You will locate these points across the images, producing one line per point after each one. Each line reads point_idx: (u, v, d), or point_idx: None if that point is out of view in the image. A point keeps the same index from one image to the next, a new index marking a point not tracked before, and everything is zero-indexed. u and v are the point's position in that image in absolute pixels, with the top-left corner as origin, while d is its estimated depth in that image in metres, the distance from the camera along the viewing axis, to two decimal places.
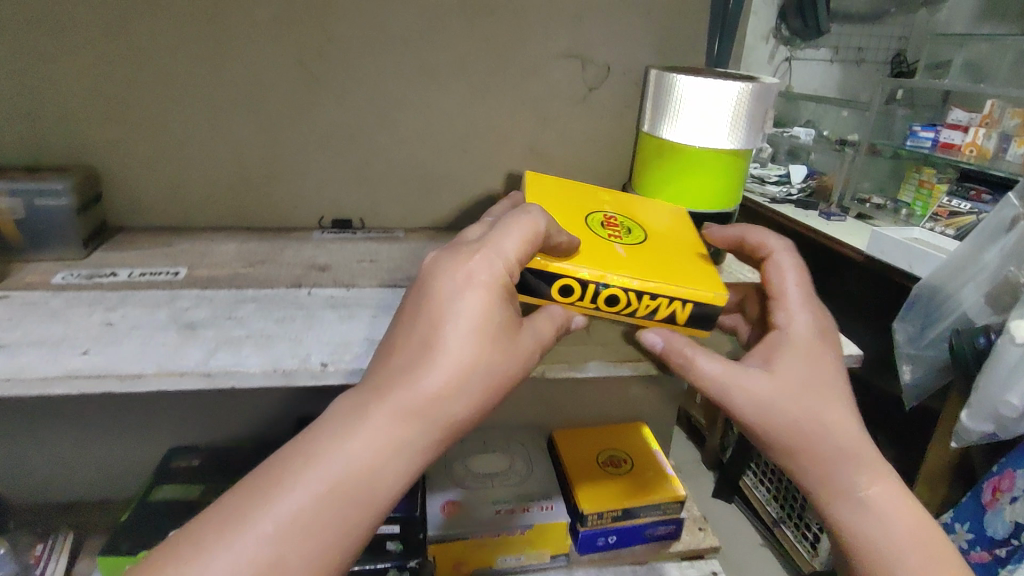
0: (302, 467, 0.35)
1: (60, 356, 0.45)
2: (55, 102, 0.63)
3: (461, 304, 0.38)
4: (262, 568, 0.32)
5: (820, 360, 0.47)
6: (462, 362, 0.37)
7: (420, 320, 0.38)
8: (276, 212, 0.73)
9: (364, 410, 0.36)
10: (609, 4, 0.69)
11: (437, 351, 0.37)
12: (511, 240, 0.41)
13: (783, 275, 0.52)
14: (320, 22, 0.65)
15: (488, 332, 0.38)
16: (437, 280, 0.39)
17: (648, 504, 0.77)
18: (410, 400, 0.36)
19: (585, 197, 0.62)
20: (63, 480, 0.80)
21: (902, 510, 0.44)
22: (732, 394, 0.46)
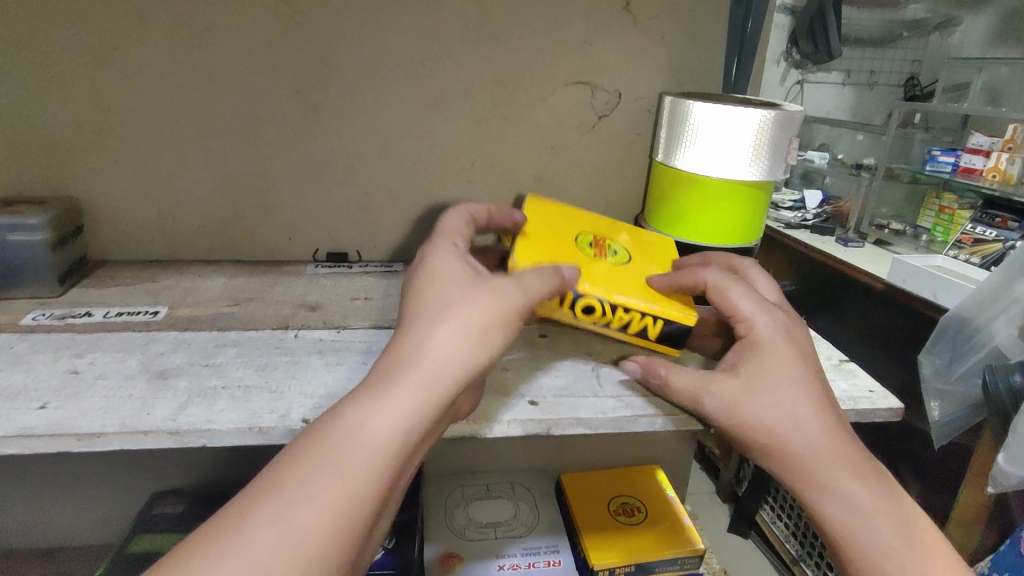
0: (319, 442, 0.30)
1: (14, 412, 0.41)
2: (37, 133, 0.60)
3: (450, 277, 0.37)
4: (286, 544, 0.27)
5: (783, 355, 0.41)
6: (464, 310, 0.35)
7: (422, 293, 0.36)
8: (269, 245, 0.69)
9: (380, 383, 0.32)
10: (622, 29, 0.65)
11: (438, 312, 0.34)
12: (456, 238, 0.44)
13: (727, 294, 0.45)
14: (315, 47, 0.61)
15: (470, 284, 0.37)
16: (429, 265, 0.39)
17: (664, 560, 0.70)
18: (421, 360, 0.32)
19: (584, 217, 0.60)
20: (42, 525, 0.75)
21: (886, 506, 0.37)
22: (704, 399, 0.42)
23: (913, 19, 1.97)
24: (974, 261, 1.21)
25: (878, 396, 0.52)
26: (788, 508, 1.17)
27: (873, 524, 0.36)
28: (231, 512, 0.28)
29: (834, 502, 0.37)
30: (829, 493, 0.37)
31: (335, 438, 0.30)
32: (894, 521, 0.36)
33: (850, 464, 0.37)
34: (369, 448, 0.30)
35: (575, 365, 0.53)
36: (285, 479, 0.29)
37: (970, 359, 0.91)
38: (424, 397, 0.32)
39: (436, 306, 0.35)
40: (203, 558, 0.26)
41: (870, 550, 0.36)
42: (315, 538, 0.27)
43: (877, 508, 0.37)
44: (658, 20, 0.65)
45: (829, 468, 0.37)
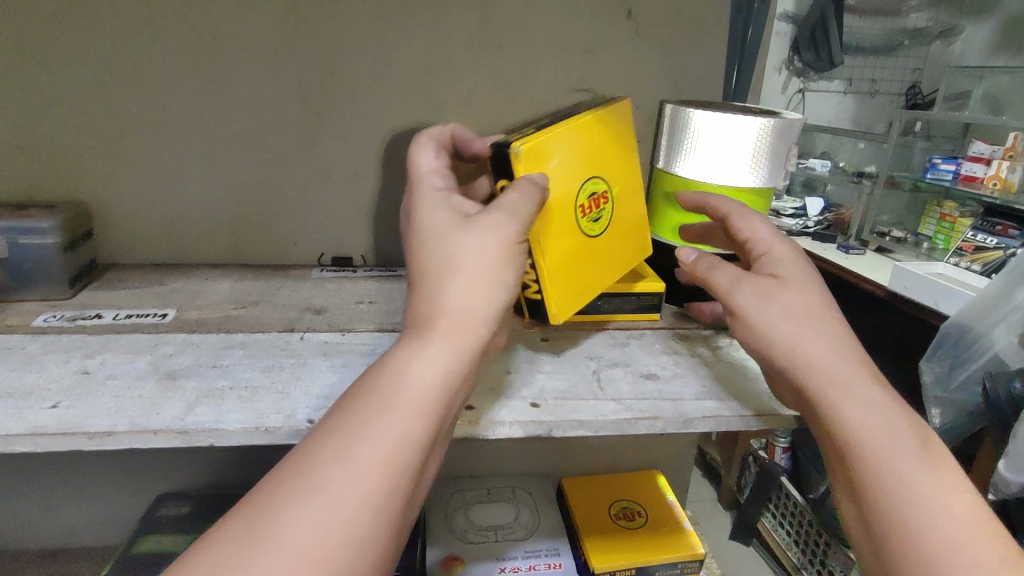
0: (355, 398, 0.32)
1: (27, 411, 0.41)
2: (49, 138, 0.61)
3: (442, 223, 0.38)
4: (366, 495, 0.29)
5: (807, 280, 0.45)
6: (477, 259, 0.36)
7: (419, 247, 0.38)
8: (276, 250, 0.70)
9: (410, 339, 0.34)
10: (623, 37, 0.66)
11: (440, 263, 0.36)
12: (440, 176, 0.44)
13: (750, 222, 0.49)
14: (323, 55, 0.63)
15: (465, 227, 0.38)
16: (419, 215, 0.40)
17: (664, 563, 0.71)
18: (446, 314, 0.35)
19: (621, 164, 0.54)
20: (49, 525, 0.76)
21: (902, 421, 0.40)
22: (735, 298, 0.45)
23: (914, 28, 2.00)
24: (974, 268, 1.21)
25: None
26: (789, 514, 1.17)
27: (888, 435, 0.39)
28: (304, 463, 0.30)
29: (862, 400, 0.40)
30: (856, 395, 0.41)
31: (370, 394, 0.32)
32: (905, 439, 0.39)
33: (863, 375, 0.41)
34: (404, 400, 0.32)
35: (576, 367, 0.54)
36: (330, 435, 0.31)
37: (970, 366, 0.92)
38: (443, 344, 0.34)
39: (437, 257, 0.37)
40: (291, 514, 0.28)
41: (886, 463, 0.39)
42: (390, 486, 0.30)
43: (890, 423, 0.40)
44: (659, 29, 0.67)
45: (847, 378, 0.41)
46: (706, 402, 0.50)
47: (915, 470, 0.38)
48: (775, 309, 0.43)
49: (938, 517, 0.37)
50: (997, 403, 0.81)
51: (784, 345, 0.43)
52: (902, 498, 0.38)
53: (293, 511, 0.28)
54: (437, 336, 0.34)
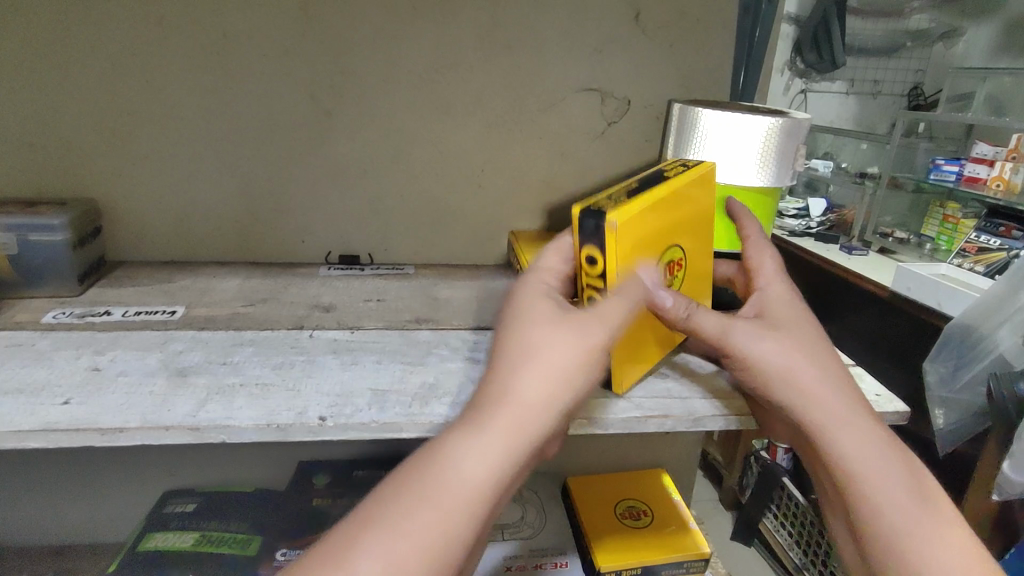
0: (405, 484, 0.32)
1: (39, 407, 0.42)
2: (58, 135, 0.61)
3: (530, 314, 0.38)
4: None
5: (799, 313, 0.46)
6: (547, 357, 0.35)
7: (500, 338, 0.38)
8: (283, 248, 0.70)
9: (467, 425, 0.34)
10: (632, 37, 0.66)
11: (514, 356, 0.36)
12: (551, 267, 0.43)
13: (761, 252, 0.50)
14: (331, 54, 0.63)
15: (557, 329, 0.37)
16: (509, 307, 0.40)
17: (669, 563, 0.70)
18: (509, 409, 0.34)
19: (697, 228, 0.51)
20: (55, 522, 0.76)
21: (895, 456, 0.40)
22: (727, 334, 0.44)
23: (916, 30, 2.00)
24: (978, 269, 1.21)
25: (883, 399, 0.52)
26: (792, 515, 1.17)
27: (873, 457, 0.40)
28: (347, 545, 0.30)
29: (855, 432, 0.41)
30: (851, 426, 0.41)
31: (420, 481, 0.32)
32: (887, 463, 0.40)
33: (847, 403, 0.42)
34: (456, 490, 0.32)
35: None
36: (374, 523, 0.30)
37: (974, 367, 0.92)
38: (509, 435, 0.33)
39: (515, 349, 0.36)
40: None
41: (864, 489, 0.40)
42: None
43: (874, 450, 0.40)
44: (667, 29, 0.67)
45: (840, 409, 0.41)
46: (717, 401, 0.50)
47: (906, 500, 0.39)
48: (758, 347, 0.43)
49: (910, 540, 0.39)
50: (1002, 405, 0.81)
51: (772, 382, 0.43)
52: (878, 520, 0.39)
53: None
54: (508, 427, 0.33)
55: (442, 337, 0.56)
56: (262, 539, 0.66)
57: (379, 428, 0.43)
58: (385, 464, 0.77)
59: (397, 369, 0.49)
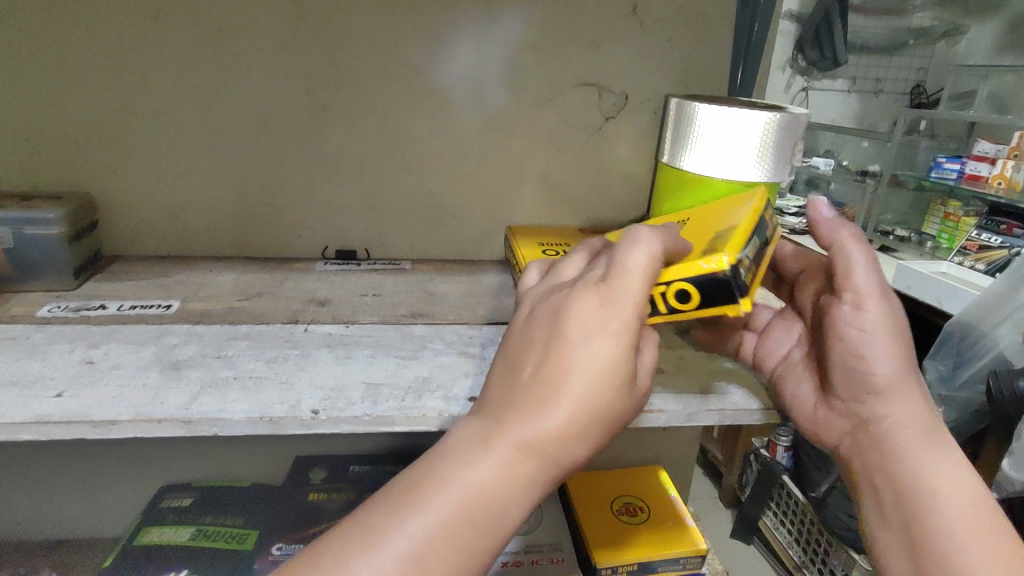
0: (418, 501, 0.30)
1: (32, 399, 0.42)
2: (54, 130, 0.61)
3: (590, 347, 0.31)
4: None
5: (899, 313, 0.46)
6: (578, 402, 0.30)
7: (547, 350, 0.32)
8: (280, 242, 0.70)
9: (480, 438, 0.31)
10: (629, 31, 0.66)
11: (560, 389, 0.30)
12: (638, 277, 0.32)
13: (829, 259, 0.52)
14: (329, 48, 0.63)
15: (617, 383, 0.31)
16: (568, 314, 0.32)
17: (668, 559, 0.70)
18: (521, 442, 0.30)
19: None
20: (52, 516, 0.76)
21: (959, 477, 0.41)
22: (869, 298, 0.42)
23: (918, 27, 1.99)
24: (979, 266, 1.20)
25: None
26: (791, 513, 1.16)
27: (937, 472, 0.41)
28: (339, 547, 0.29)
29: (927, 442, 0.42)
30: (927, 433, 0.42)
31: (433, 502, 0.29)
32: (948, 466, 0.41)
33: (926, 394, 0.43)
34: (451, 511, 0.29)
35: None
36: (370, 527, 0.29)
37: (974, 364, 0.92)
38: (534, 479, 0.31)
39: (564, 380, 0.31)
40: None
41: (933, 484, 0.41)
42: None
43: (949, 448, 0.42)
44: (665, 24, 0.66)
45: (921, 417, 0.42)
46: (712, 396, 0.49)
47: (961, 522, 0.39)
48: (875, 314, 0.42)
49: (959, 544, 0.39)
50: (1001, 403, 0.81)
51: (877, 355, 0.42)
52: (946, 517, 0.40)
53: None
54: (538, 470, 0.30)
55: (438, 332, 0.55)
56: (257, 534, 0.66)
57: (371, 422, 0.43)
58: (382, 460, 0.77)
59: (390, 362, 0.49)
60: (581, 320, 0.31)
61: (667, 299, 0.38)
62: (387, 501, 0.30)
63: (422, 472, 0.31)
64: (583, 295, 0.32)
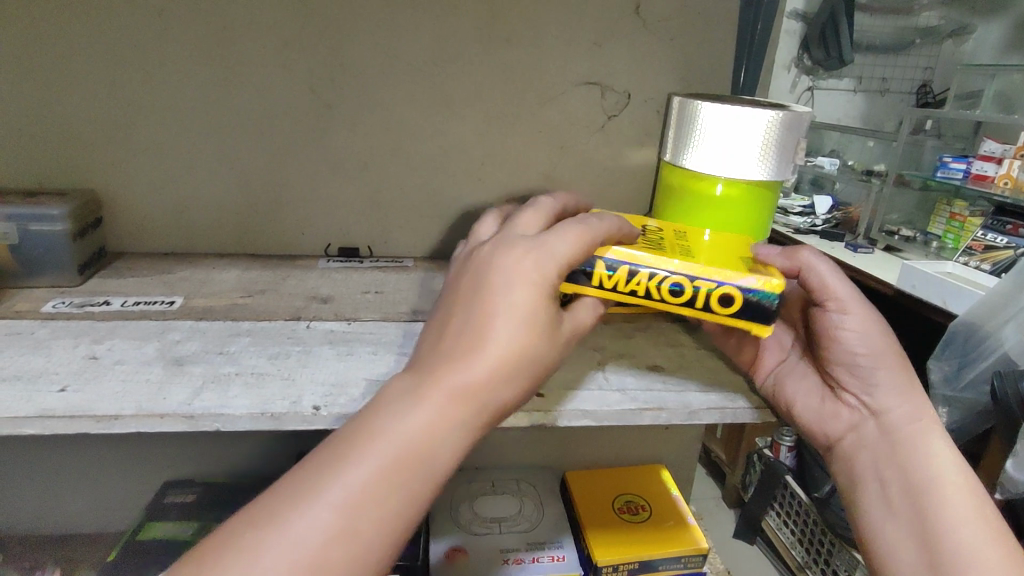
0: (355, 451, 0.31)
1: (36, 394, 0.42)
2: (60, 127, 0.62)
3: (513, 297, 0.35)
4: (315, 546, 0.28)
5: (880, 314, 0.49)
6: (509, 351, 0.34)
7: (472, 303, 0.35)
8: (283, 240, 0.70)
9: (417, 386, 0.33)
10: (632, 29, 0.66)
11: (488, 337, 0.34)
12: (563, 241, 0.38)
13: None
14: (331, 47, 0.63)
15: (538, 330, 0.35)
16: (493, 271, 0.36)
17: (668, 557, 0.71)
18: (457, 383, 0.33)
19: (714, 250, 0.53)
20: (56, 511, 0.76)
21: (952, 467, 0.43)
22: (847, 308, 0.45)
23: (926, 26, 1.99)
24: (984, 267, 1.20)
25: None
26: (794, 513, 1.16)
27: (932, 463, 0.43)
28: (281, 492, 0.30)
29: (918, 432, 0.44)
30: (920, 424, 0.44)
31: (369, 452, 0.31)
32: (946, 459, 0.43)
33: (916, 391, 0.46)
34: (392, 453, 0.31)
35: (583, 360, 0.53)
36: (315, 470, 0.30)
37: (978, 365, 0.92)
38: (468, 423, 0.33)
39: (489, 331, 0.34)
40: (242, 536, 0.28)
41: (936, 476, 0.43)
42: (352, 540, 0.29)
43: (933, 433, 0.44)
44: (667, 23, 0.66)
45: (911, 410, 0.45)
46: (712, 395, 0.49)
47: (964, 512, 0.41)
48: (856, 321, 0.45)
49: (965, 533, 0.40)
50: (1006, 403, 0.80)
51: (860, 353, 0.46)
52: (945, 510, 0.41)
53: (258, 540, 0.28)
54: (468, 416, 0.33)
55: None
56: None
57: None
58: None
59: (391, 359, 0.50)
60: (501, 279, 0.35)
61: (709, 299, 0.44)
62: (322, 456, 0.31)
63: (359, 424, 0.32)
64: (509, 254, 0.36)
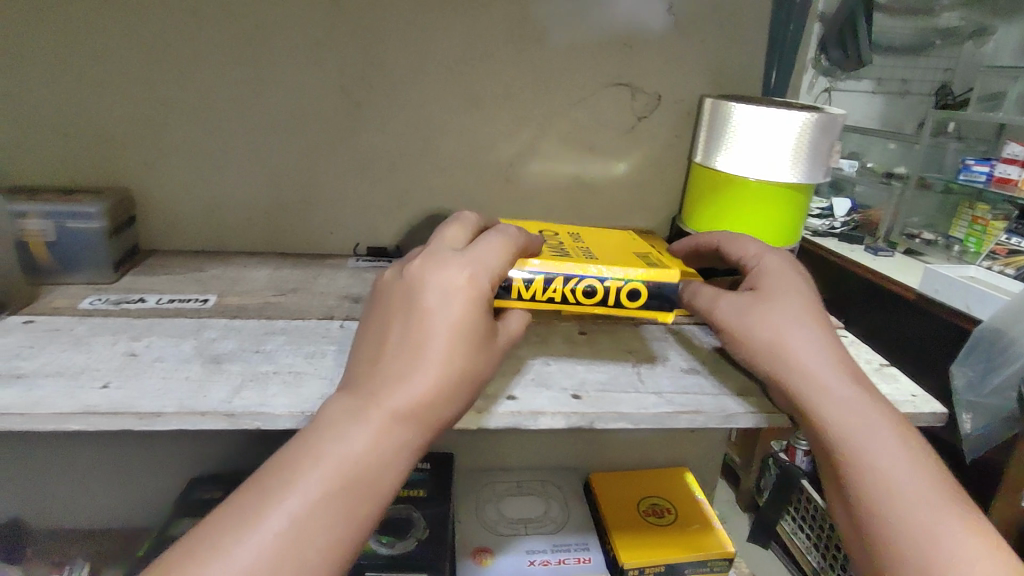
0: (299, 477, 0.33)
1: (78, 390, 0.42)
2: (94, 125, 0.62)
3: (446, 310, 0.38)
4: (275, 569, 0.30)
5: (793, 288, 0.47)
6: (450, 366, 0.37)
7: (407, 319, 0.38)
8: (312, 238, 0.70)
9: (353, 407, 0.35)
10: (663, 30, 0.66)
11: (427, 351, 0.37)
12: (492, 255, 0.41)
13: (745, 245, 0.52)
14: (364, 46, 0.63)
15: (476, 341, 0.38)
16: (426, 286, 0.39)
17: (692, 561, 0.70)
18: (401, 402, 0.35)
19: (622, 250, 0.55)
20: (84, 505, 0.77)
21: (911, 462, 0.40)
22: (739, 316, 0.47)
23: (946, 27, 1.98)
24: (1008, 272, 1.24)
25: (921, 400, 0.51)
26: (812, 517, 1.15)
27: (890, 458, 0.40)
28: (232, 519, 0.31)
29: (865, 425, 0.41)
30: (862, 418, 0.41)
31: (307, 478, 0.33)
32: (902, 450, 0.40)
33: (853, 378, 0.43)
34: (336, 473, 0.33)
35: (616, 361, 0.53)
36: (262, 497, 0.32)
37: (1004, 370, 0.92)
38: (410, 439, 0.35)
39: (427, 346, 0.37)
40: (198, 562, 0.30)
41: (890, 475, 0.39)
42: (309, 562, 0.31)
43: (879, 425, 0.41)
44: (699, 24, 0.66)
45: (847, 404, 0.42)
46: (748, 399, 0.49)
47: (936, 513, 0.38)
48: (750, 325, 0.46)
49: (926, 534, 0.37)
50: None
51: (765, 343, 0.45)
52: (908, 511, 0.38)
53: (213, 565, 0.30)
54: (413, 430, 0.35)
55: None
56: None
57: None
58: None
59: None
60: (437, 293, 0.38)
61: (621, 294, 0.46)
62: (264, 485, 0.33)
63: (299, 448, 0.34)
64: (439, 268, 0.39)
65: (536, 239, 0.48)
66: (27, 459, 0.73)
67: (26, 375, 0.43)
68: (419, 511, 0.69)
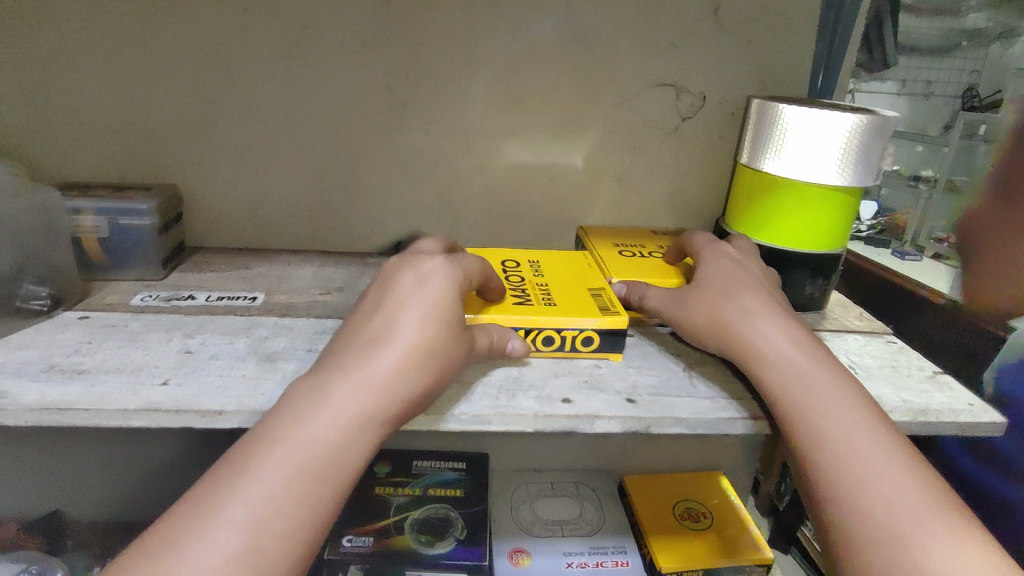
0: (256, 462, 0.34)
1: (140, 386, 0.43)
2: (142, 121, 0.63)
3: (420, 293, 0.42)
4: (237, 552, 0.31)
5: (750, 283, 0.50)
6: (413, 346, 0.40)
7: (381, 311, 0.42)
8: (354, 236, 0.70)
9: (315, 388, 0.38)
10: (709, 30, 0.65)
11: (394, 335, 0.40)
12: (468, 260, 0.47)
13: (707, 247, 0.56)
14: (410, 45, 0.63)
15: (444, 326, 0.41)
16: (402, 276, 0.44)
17: (730, 567, 0.69)
18: (366, 380, 0.38)
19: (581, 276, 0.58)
20: (125, 498, 0.78)
21: (874, 436, 0.40)
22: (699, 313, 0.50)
23: (973, 28, 1.95)
24: None
25: (979, 408, 0.50)
26: None
27: (854, 433, 0.40)
28: (192, 508, 0.33)
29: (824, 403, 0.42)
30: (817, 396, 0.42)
31: (265, 463, 0.34)
32: (863, 426, 0.41)
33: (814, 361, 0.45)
34: (292, 455, 0.35)
35: (666, 364, 0.52)
36: (219, 485, 0.33)
37: None
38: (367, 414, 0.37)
39: (398, 330, 0.40)
40: (158, 548, 0.31)
41: (852, 447, 0.40)
42: (266, 551, 0.32)
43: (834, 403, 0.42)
44: (745, 25, 0.65)
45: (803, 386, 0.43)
46: None
47: (903, 485, 0.38)
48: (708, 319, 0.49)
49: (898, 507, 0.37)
50: None
51: (729, 334, 0.48)
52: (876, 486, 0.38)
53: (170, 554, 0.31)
54: (376, 409, 0.37)
55: None
56: None
57: (469, 420, 0.44)
58: (444, 455, 0.77)
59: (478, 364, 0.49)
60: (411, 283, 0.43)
61: (576, 339, 0.51)
62: (225, 469, 0.34)
63: (257, 436, 0.36)
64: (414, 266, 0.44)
65: (493, 279, 0.51)
66: (72, 450, 0.74)
67: (88, 371, 0.44)
68: (456, 511, 0.69)
